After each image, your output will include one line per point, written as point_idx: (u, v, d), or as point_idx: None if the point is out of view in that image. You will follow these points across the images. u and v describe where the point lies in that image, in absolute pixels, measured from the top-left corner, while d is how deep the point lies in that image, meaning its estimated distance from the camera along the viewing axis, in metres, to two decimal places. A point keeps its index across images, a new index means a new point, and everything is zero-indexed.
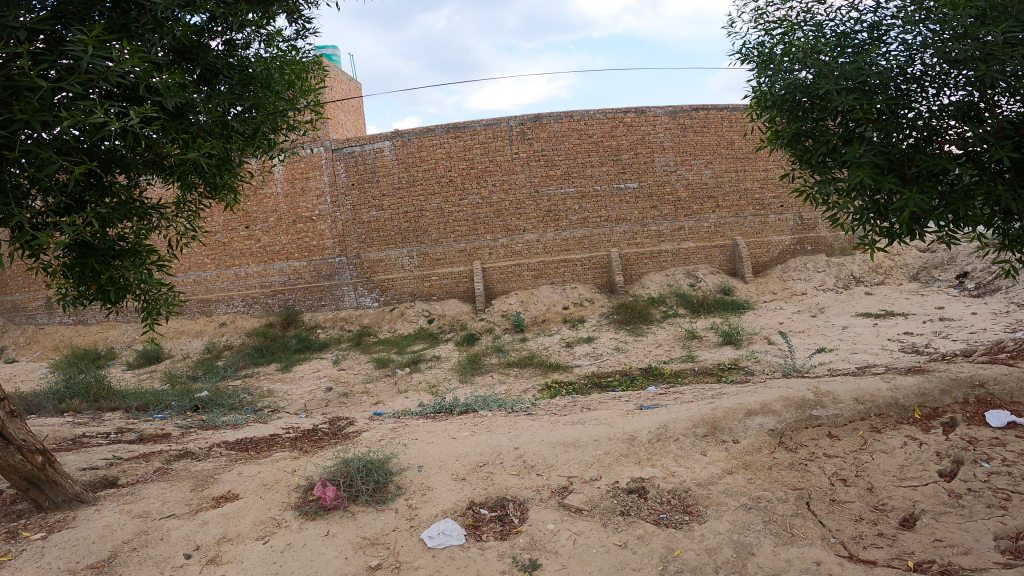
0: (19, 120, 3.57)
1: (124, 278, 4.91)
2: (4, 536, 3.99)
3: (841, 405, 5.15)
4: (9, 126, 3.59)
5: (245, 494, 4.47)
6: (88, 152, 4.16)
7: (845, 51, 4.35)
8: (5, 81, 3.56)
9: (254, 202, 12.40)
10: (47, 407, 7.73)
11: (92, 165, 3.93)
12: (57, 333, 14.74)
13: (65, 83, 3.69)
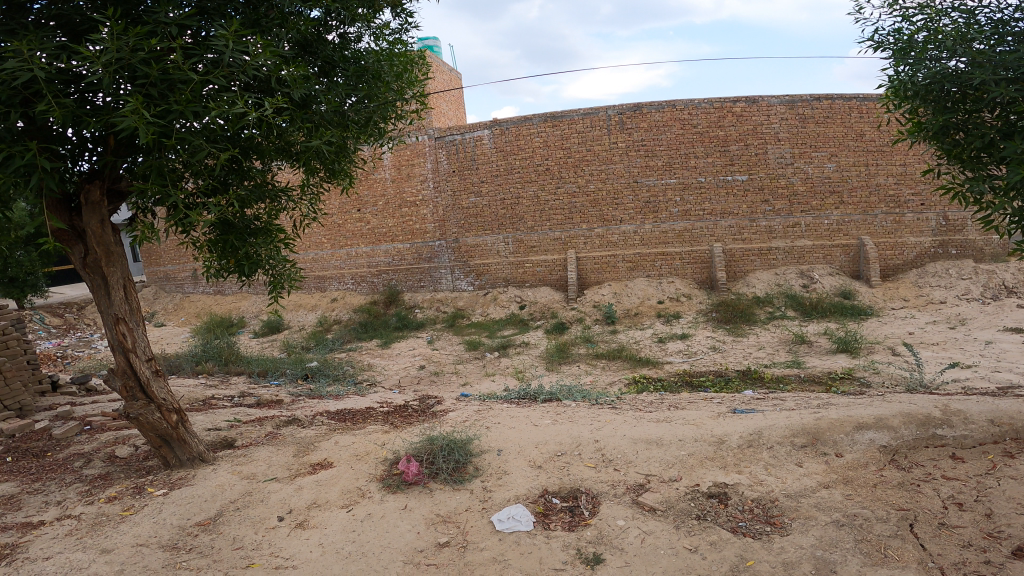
0: (174, 111, 3.98)
1: (257, 253, 5.51)
2: (132, 490, 4.54)
3: (972, 425, 4.72)
4: (166, 116, 4.01)
5: (338, 462, 4.77)
6: (231, 139, 4.55)
7: (1005, 39, 3.90)
8: (161, 74, 3.97)
9: (367, 186, 13.08)
10: (185, 369, 8.64)
11: (234, 151, 4.33)
12: (199, 302, 16.31)
13: (211, 76, 4.08)
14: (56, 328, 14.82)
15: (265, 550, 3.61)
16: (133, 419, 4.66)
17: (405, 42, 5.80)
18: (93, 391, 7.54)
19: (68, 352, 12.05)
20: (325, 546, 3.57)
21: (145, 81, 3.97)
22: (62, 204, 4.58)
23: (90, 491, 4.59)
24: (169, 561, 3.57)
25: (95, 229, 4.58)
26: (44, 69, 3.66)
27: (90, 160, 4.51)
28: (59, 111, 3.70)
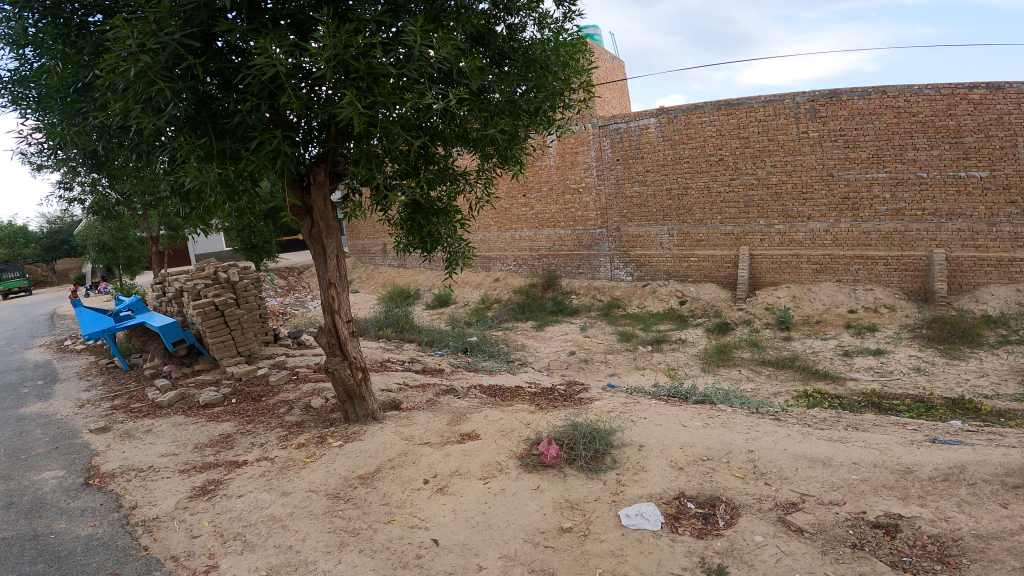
0: (377, 102, 4.36)
1: (437, 232, 5.93)
2: (318, 439, 5.14)
3: None
4: (372, 107, 4.42)
5: (484, 435, 5.00)
6: (421, 127, 4.94)
7: None
8: (367, 69, 4.36)
9: (533, 172, 14.10)
10: (368, 332, 9.64)
11: (425, 138, 4.67)
12: (386, 272, 18.00)
13: (405, 70, 4.41)
14: (279, 287, 17.24)
15: (405, 509, 3.91)
16: (329, 373, 5.31)
17: (567, 30, 5.76)
18: (303, 343, 8.59)
19: (285, 309, 13.95)
20: (457, 514, 3.79)
21: (355, 76, 4.39)
22: (297, 182, 5.36)
23: (287, 436, 5.28)
24: (329, 509, 4.00)
25: (320, 206, 5.34)
26: (285, 65, 4.15)
27: (316, 146, 5.17)
28: (298, 104, 4.28)
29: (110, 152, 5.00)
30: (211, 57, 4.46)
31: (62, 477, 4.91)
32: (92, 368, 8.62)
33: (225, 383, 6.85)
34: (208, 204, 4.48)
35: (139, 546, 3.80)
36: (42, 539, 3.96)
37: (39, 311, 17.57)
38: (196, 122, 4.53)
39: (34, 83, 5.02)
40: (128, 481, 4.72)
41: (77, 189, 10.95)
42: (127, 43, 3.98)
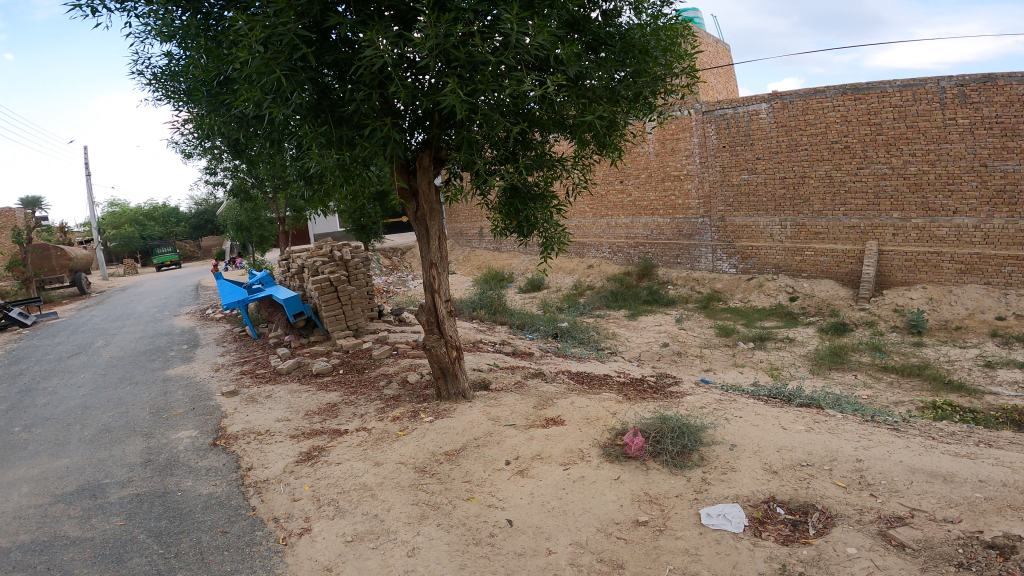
0: (477, 89, 4.39)
1: (533, 217, 5.95)
2: (411, 414, 5.34)
3: None
4: (473, 95, 4.45)
5: (569, 422, 4.98)
6: (519, 114, 4.93)
7: None
8: (467, 57, 4.37)
9: (631, 159, 14.03)
10: (464, 313, 9.95)
11: (525, 123, 4.65)
12: (480, 255, 18.45)
13: (504, 57, 4.38)
14: (384, 267, 18.08)
15: (485, 488, 3.97)
16: (426, 350, 5.50)
17: (666, 15, 5.50)
18: (404, 320, 8.94)
19: (389, 288, 14.56)
20: (534, 497, 3.81)
21: (456, 64, 4.42)
22: (403, 167, 5.51)
23: (384, 409, 5.53)
24: (415, 481, 4.12)
25: (425, 189, 5.48)
26: (392, 55, 4.19)
27: (422, 133, 5.24)
28: (405, 92, 4.36)
29: (248, 141, 5.24)
30: (327, 50, 4.57)
31: (194, 436, 5.32)
32: (226, 336, 9.47)
33: (335, 354, 7.29)
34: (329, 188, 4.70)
35: (248, 506, 3.98)
36: (170, 496, 4.21)
37: (183, 282, 19.48)
38: (317, 112, 4.70)
39: (181, 77, 5.38)
40: (247, 443, 5.04)
41: (221, 173, 11.83)
42: (254, 36, 4.15)
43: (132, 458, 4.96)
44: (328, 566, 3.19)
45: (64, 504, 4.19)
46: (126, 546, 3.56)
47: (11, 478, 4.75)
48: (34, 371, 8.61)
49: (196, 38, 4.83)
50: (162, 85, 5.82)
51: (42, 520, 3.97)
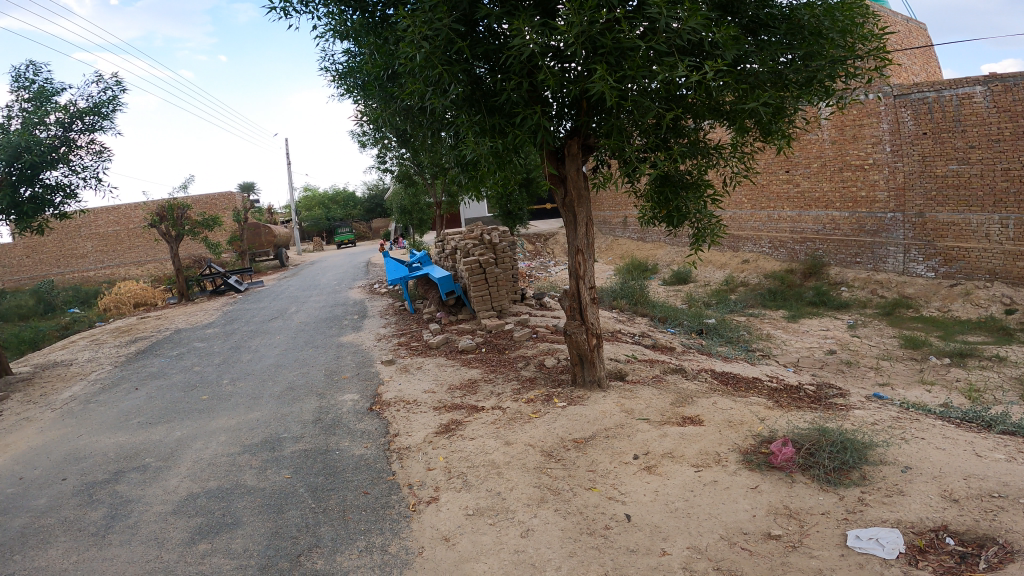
0: (626, 76, 4.24)
1: (685, 207, 5.62)
2: (545, 397, 5.40)
3: None
4: (622, 81, 4.31)
5: (708, 423, 4.72)
6: (672, 99, 4.69)
7: None
8: (614, 44, 4.25)
9: (801, 147, 13.03)
10: (603, 301, 10.26)
11: (680, 109, 4.40)
12: (625, 245, 18.51)
13: (653, 43, 4.19)
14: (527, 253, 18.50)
15: (608, 480, 3.91)
16: (567, 335, 5.51)
17: None
18: (545, 305, 9.02)
19: (532, 273, 14.80)
20: (658, 495, 3.68)
21: (603, 51, 4.31)
22: (553, 154, 5.49)
23: (519, 390, 5.65)
24: (541, 464, 4.14)
25: (573, 175, 5.42)
26: (539, 44, 4.19)
27: (570, 121, 5.19)
28: (553, 81, 4.32)
29: (414, 132, 5.53)
30: (477, 43, 4.67)
31: (356, 401, 5.81)
32: (389, 309, 10.26)
33: (478, 334, 7.58)
34: (483, 174, 4.85)
35: (389, 470, 4.20)
36: (330, 454, 4.56)
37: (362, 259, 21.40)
38: (472, 102, 4.82)
39: (357, 72, 5.82)
40: (397, 411, 5.41)
41: (389, 160, 12.89)
42: (413, 33, 4.34)
43: (306, 416, 5.52)
44: (446, 536, 3.30)
45: (248, 455, 4.72)
46: (288, 498, 3.85)
47: (215, 426, 5.55)
48: (241, 330, 10.01)
49: (367, 36, 5.16)
50: (344, 81, 6.35)
51: (229, 468, 4.49)
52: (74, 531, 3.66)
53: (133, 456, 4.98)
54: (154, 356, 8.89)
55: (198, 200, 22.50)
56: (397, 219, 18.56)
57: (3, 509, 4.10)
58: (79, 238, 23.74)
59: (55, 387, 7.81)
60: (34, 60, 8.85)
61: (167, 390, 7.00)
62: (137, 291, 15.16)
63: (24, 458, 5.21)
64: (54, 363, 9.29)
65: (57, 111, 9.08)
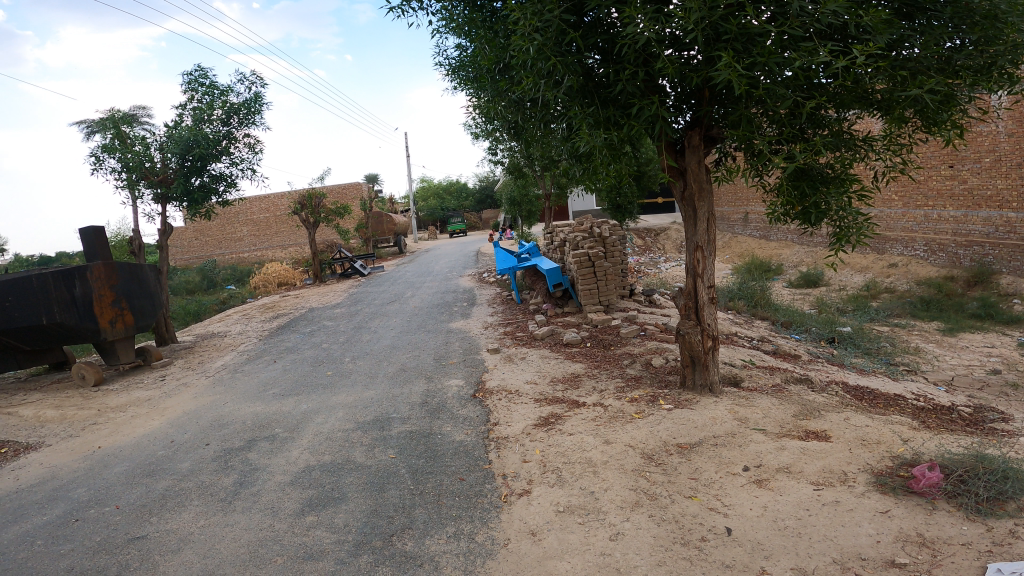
0: (756, 64, 3.91)
1: (825, 203, 4.65)
2: (650, 398, 5.23)
3: None
4: (752, 69, 3.98)
5: (837, 439, 4.30)
6: (809, 88, 4.26)
7: None
8: (740, 30, 3.94)
9: (970, 141, 11.47)
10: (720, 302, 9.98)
11: (822, 99, 3.99)
12: (745, 243, 17.77)
13: (786, 28, 3.85)
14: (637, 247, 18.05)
15: (712, 490, 3.70)
16: (680, 336, 5.26)
17: None
18: (654, 302, 8.73)
19: (643, 268, 14.42)
20: (766, 511, 3.42)
21: (727, 38, 4.00)
22: (671, 146, 5.15)
23: (623, 389, 5.51)
24: (640, 467, 4.00)
25: (693, 168, 5.05)
26: (654, 32, 3.99)
27: (689, 113, 4.88)
28: (673, 69, 4.08)
29: (525, 123, 5.54)
30: (590, 32, 4.54)
31: (461, 387, 5.95)
32: (496, 298, 10.42)
33: (584, 328, 7.48)
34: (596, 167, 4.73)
35: (486, 459, 4.26)
36: (433, 438, 4.70)
37: (474, 248, 21.94)
38: (586, 93, 4.69)
39: (469, 66, 5.94)
40: (499, 400, 5.48)
41: (501, 152, 13.17)
42: (525, 25, 4.33)
43: (414, 398, 5.74)
44: (534, 531, 3.29)
45: (360, 432, 4.98)
46: (389, 478, 4.02)
47: (335, 402, 5.91)
48: (363, 311, 10.62)
49: (479, 29, 5.23)
50: (457, 75, 6.52)
51: (343, 444, 4.76)
52: (206, 495, 4.03)
53: (264, 426, 5.42)
54: (291, 332, 9.66)
55: (332, 189, 24.07)
56: (506, 210, 18.86)
57: (153, 470, 4.61)
58: (235, 223, 26.33)
59: (209, 356, 8.72)
60: (202, 63, 9.79)
61: (298, 365, 7.58)
62: (281, 271, 16.55)
63: (177, 421, 5.85)
64: (211, 333, 10.37)
65: (220, 108, 10.02)
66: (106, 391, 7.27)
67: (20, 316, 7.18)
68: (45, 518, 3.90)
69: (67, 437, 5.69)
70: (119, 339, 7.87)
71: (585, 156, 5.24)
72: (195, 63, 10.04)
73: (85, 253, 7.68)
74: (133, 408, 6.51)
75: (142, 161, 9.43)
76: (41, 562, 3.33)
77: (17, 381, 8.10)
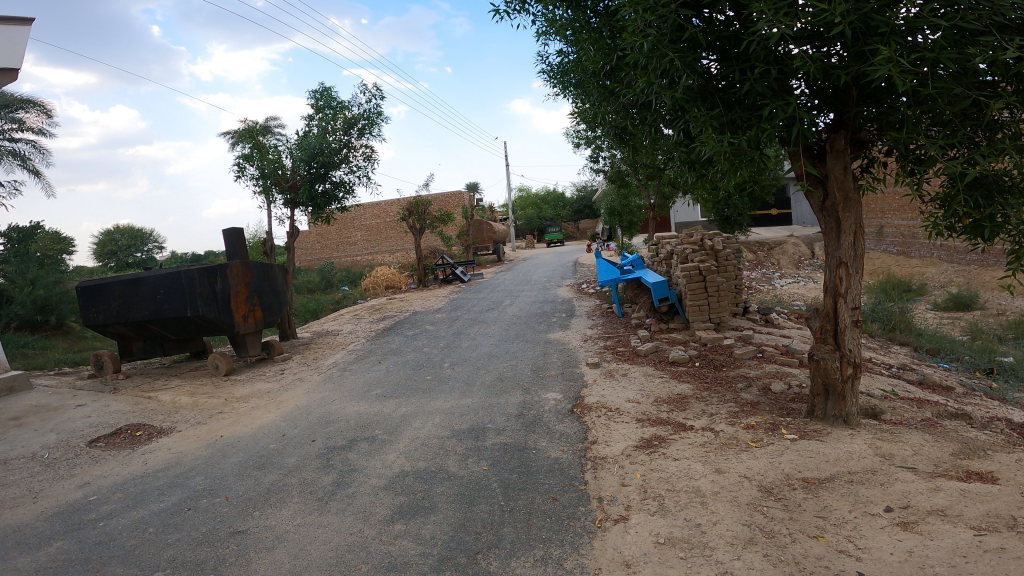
0: (927, 58, 3.42)
1: (1004, 216, 3.90)
2: (769, 426, 4.80)
3: None
4: (920, 64, 3.48)
5: (1007, 482, 3.67)
6: (984, 83, 3.67)
7: None
8: (900, 23, 3.47)
9: None
10: None
11: (1009, 97, 3.41)
12: (878, 259, 16.33)
13: (963, 18, 3.35)
14: (747, 263, 17.10)
15: (843, 531, 3.24)
16: (814, 361, 4.78)
17: None
18: (771, 321, 8.14)
19: (757, 285, 13.63)
20: (912, 557, 2.92)
21: (883, 31, 3.54)
22: (808, 152, 4.64)
23: (738, 414, 5.11)
24: (755, 501, 3.63)
25: (837, 176, 4.51)
26: (794, 27, 3.62)
27: (830, 116, 4.38)
28: (813, 67, 3.68)
29: (633, 128, 5.32)
30: (713, 30, 4.22)
31: (559, 400, 5.80)
32: (597, 310, 10.19)
33: (694, 346, 7.07)
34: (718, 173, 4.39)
35: (581, 479, 4.07)
36: (527, 452, 4.58)
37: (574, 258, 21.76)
38: (707, 95, 4.36)
39: (572, 71, 5.83)
40: (598, 417, 5.27)
41: (602, 160, 13.01)
42: (637, 21, 4.10)
43: (510, 409, 5.65)
44: (628, 563, 3.06)
45: (455, 440, 4.95)
46: (480, 491, 3.93)
47: (432, 407, 5.94)
48: (465, 318, 10.75)
49: (583, 31, 5.08)
50: (560, 82, 6.44)
51: (437, 451, 4.74)
52: (305, 493, 4.14)
53: (365, 426, 5.53)
54: (397, 335, 9.93)
55: (439, 198, 24.77)
56: (606, 220, 18.57)
57: (263, 463, 4.81)
58: (352, 229, 27.81)
59: (324, 353, 9.13)
60: (323, 80, 10.34)
61: (402, 368, 7.73)
62: (390, 276, 17.18)
63: (290, 416, 6.11)
64: (326, 331, 10.91)
65: (341, 120, 10.51)
66: (232, 381, 7.80)
67: (167, 309, 7.67)
68: (162, 505, 4.16)
69: (194, 424, 6.12)
70: (249, 333, 8.40)
71: (700, 162, 4.92)
72: (318, 83, 10.64)
73: (225, 251, 8.29)
74: (253, 400, 6.89)
75: (276, 168, 10.08)
76: (148, 550, 3.52)
77: (159, 367, 8.88)
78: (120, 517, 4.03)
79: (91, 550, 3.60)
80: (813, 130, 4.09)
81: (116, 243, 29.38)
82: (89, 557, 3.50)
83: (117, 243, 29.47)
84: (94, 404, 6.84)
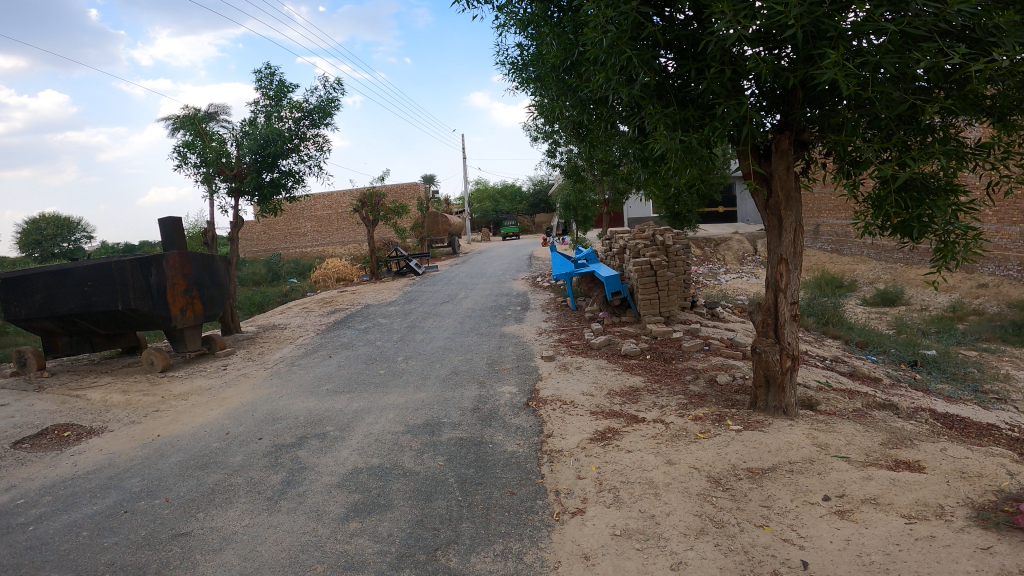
0: (869, 63, 3.55)
1: (929, 218, 4.11)
2: (715, 417, 4.94)
3: None
4: (862, 68, 3.61)
5: (932, 471, 3.88)
6: (920, 91, 3.84)
7: None
8: (847, 29, 3.59)
9: None
10: None
11: (942, 104, 3.59)
12: (814, 256, 17.04)
13: (905, 25, 3.48)
14: (693, 258, 17.54)
15: (786, 520, 3.36)
16: (756, 353, 4.94)
17: None
18: (716, 316, 8.37)
19: (702, 280, 14.01)
20: (850, 545, 3.05)
21: (831, 36, 3.66)
22: (755, 151, 4.78)
23: (686, 406, 5.24)
24: (704, 491, 3.73)
25: (781, 174, 4.66)
26: (748, 28, 3.70)
27: (777, 116, 4.51)
28: (765, 69, 3.77)
29: (590, 123, 5.37)
30: (670, 28, 4.28)
31: (514, 394, 5.81)
32: (551, 304, 10.27)
33: (643, 339, 7.21)
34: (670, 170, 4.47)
35: (538, 473, 4.09)
36: (483, 447, 4.58)
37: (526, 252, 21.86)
38: (662, 92, 4.42)
39: (532, 64, 5.84)
40: (553, 410, 5.31)
41: (558, 155, 13.07)
42: (598, 17, 4.12)
43: (466, 403, 5.63)
44: (585, 555, 3.10)
45: (410, 436, 4.89)
46: (437, 487, 3.90)
47: (386, 402, 5.86)
48: (417, 310, 10.66)
49: (545, 25, 5.08)
50: (519, 75, 6.44)
51: (391, 447, 4.68)
52: (253, 493, 4.01)
53: (315, 423, 5.40)
54: (347, 328, 9.75)
55: (392, 189, 24.44)
56: (560, 214, 18.75)
57: (207, 462, 4.64)
58: (301, 219, 27.15)
59: (270, 348, 8.88)
60: (269, 62, 10.01)
61: (352, 361, 7.60)
62: (340, 267, 16.84)
63: (234, 413, 5.91)
64: (272, 324, 10.62)
65: (290, 106, 10.18)
66: (171, 377, 7.49)
67: (98, 302, 7.28)
68: (97, 507, 3.96)
69: (129, 423, 5.84)
70: (188, 327, 8.07)
71: (653, 158, 5.01)
72: (265, 63, 10.31)
73: (162, 241, 7.93)
74: (193, 397, 6.64)
75: (219, 156, 9.72)
76: (83, 554, 3.35)
77: (90, 363, 8.44)
78: (51, 520, 3.81)
79: (21, 555, 3.40)
80: (760, 129, 4.21)
81: (42, 232, 27.53)
82: (20, 562, 3.31)
83: (41, 232, 27.63)
84: (18, 403, 6.45)
